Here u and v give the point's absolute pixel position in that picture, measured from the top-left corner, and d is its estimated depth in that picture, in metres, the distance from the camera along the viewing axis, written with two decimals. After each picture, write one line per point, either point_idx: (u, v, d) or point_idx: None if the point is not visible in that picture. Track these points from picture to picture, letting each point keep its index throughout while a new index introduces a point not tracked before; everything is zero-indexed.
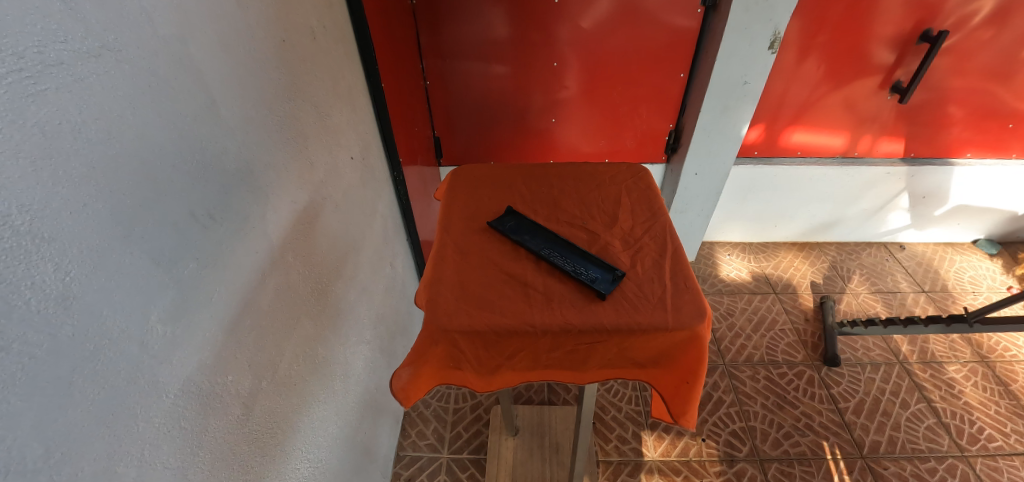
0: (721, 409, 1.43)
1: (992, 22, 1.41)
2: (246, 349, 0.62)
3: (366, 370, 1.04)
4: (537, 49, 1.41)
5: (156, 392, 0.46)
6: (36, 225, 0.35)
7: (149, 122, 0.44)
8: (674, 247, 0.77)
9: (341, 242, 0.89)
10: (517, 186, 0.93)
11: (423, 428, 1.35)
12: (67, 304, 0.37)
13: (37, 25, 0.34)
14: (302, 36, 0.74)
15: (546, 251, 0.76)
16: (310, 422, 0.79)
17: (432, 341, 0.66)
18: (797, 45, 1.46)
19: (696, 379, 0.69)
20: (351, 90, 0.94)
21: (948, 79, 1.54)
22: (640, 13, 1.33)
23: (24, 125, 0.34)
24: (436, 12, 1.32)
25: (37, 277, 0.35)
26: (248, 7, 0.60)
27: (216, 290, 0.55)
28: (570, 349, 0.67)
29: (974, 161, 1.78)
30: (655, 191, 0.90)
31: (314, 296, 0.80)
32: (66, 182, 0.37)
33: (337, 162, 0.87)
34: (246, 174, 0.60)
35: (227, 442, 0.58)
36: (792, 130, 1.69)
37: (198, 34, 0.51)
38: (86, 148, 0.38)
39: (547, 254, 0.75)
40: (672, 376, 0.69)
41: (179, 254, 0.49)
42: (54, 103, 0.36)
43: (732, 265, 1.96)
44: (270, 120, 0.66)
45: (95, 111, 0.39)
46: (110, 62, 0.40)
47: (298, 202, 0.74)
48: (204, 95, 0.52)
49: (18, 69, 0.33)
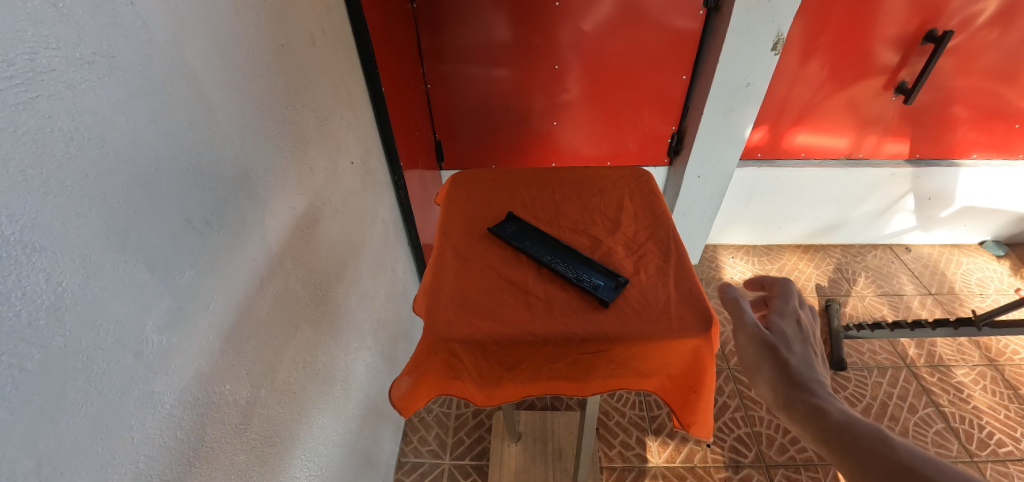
0: (726, 414, 1.42)
1: (998, 20, 1.39)
2: (244, 357, 0.61)
3: (367, 377, 1.04)
4: (537, 52, 1.41)
5: (151, 402, 0.46)
6: (26, 236, 0.34)
7: (144, 128, 0.44)
8: (678, 253, 0.76)
9: (341, 248, 0.89)
10: (519, 191, 0.92)
11: (424, 434, 1.33)
12: (60, 315, 0.37)
13: (28, 32, 0.34)
14: (301, 40, 0.73)
15: (550, 257, 0.75)
16: (309, 430, 0.78)
17: (433, 349, 0.65)
18: (800, 46, 1.44)
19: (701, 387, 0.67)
20: (351, 94, 0.93)
21: (953, 80, 1.53)
22: (641, 15, 1.32)
23: (14, 132, 0.33)
24: (436, 15, 1.32)
25: (28, 288, 0.34)
26: (246, 13, 0.60)
27: (212, 298, 0.54)
28: (573, 359, 0.66)
29: (979, 162, 1.77)
30: (658, 196, 0.89)
31: (313, 302, 0.79)
32: (59, 191, 0.36)
33: (337, 166, 0.87)
34: (243, 179, 0.59)
35: (225, 452, 0.57)
36: (795, 131, 1.67)
37: (196, 40, 0.51)
38: (80, 157, 0.38)
39: (549, 260, 0.74)
40: (676, 384, 0.68)
41: (174, 263, 0.48)
42: (43, 111, 0.35)
43: (736, 268, 1.95)
44: (268, 125, 0.65)
45: (88, 119, 0.38)
46: (104, 68, 0.40)
47: (298, 207, 0.73)
48: (200, 101, 0.51)
49: (9, 76, 0.33)
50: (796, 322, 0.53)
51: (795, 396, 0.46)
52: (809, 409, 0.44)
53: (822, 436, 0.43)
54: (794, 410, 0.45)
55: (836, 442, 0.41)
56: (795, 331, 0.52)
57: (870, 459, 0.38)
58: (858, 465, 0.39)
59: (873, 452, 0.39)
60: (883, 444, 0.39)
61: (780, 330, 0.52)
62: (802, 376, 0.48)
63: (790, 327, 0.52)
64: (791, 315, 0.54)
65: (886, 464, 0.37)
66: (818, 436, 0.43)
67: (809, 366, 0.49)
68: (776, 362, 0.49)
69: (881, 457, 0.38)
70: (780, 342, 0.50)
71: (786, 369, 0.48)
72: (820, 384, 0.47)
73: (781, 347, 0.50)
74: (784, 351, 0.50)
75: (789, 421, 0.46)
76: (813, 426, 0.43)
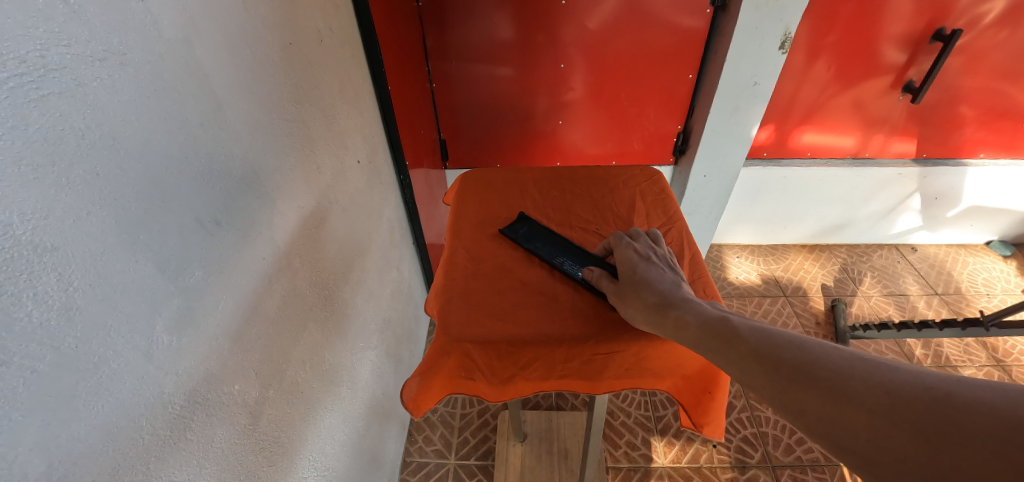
0: (732, 414, 1.41)
1: (1008, 18, 1.37)
2: (252, 357, 0.60)
3: (373, 377, 1.03)
4: (542, 51, 1.40)
5: (161, 403, 0.45)
6: (37, 235, 0.34)
7: (153, 126, 0.43)
8: (691, 253, 0.75)
9: (348, 247, 0.88)
10: (529, 191, 0.91)
11: (429, 433, 1.33)
12: (71, 315, 0.36)
13: (40, 28, 0.34)
14: (309, 39, 0.73)
15: (562, 258, 0.74)
16: (317, 430, 0.78)
17: (445, 349, 0.64)
18: (807, 45, 1.44)
19: (714, 388, 0.66)
20: (358, 93, 0.93)
21: (960, 79, 1.52)
22: (647, 14, 1.31)
23: (24, 129, 0.32)
24: (442, 14, 1.31)
25: (39, 288, 0.34)
26: (254, 11, 0.59)
27: (221, 298, 0.53)
28: (586, 358, 0.64)
29: (987, 162, 1.75)
30: (670, 195, 0.88)
31: (320, 302, 0.78)
32: (70, 190, 0.36)
33: (343, 165, 0.86)
34: (252, 178, 0.59)
35: (234, 453, 0.57)
36: (801, 131, 1.67)
37: (205, 37, 0.50)
38: (90, 155, 0.37)
39: (561, 263, 0.74)
40: (690, 383, 0.66)
41: (185, 263, 0.48)
42: (55, 108, 0.34)
43: (741, 268, 1.94)
44: (276, 124, 0.65)
45: (99, 117, 0.38)
46: (114, 66, 0.39)
47: (305, 206, 0.72)
48: (209, 99, 0.51)
49: (19, 73, 0.32)
50: (631, 252, 0.68)
51: (660, 317, 0.57)
52: (675, 324, 0.55)
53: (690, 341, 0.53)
54: (665, 330, 0.56)
55: (700, 344, 0.52)
56: (643, 266, 0.64)
57: (732, 350, 0.49)
58: (720, 353, 0.50)
59: (728, 341, 0.50)
60: (733, 331, 0.50)
61: (625, 270, 0.65)
62: (664, 298, 0.59)
63: (630, 260, 0.67)
64: (628, 250, 0.68)
65: (739, 350, 0.48)
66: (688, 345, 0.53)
67: (667, 287, 0.60)
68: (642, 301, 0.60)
69: (733, 343, 0.49)
70: (640, 282, 0.62)
71: (647, 300, 0.60)
72: (678, 296, 0.58)
73: (632, 283, 0.63)
74: (635, 284, 0.63)
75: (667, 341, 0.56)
76: (682, 337, 0.54)
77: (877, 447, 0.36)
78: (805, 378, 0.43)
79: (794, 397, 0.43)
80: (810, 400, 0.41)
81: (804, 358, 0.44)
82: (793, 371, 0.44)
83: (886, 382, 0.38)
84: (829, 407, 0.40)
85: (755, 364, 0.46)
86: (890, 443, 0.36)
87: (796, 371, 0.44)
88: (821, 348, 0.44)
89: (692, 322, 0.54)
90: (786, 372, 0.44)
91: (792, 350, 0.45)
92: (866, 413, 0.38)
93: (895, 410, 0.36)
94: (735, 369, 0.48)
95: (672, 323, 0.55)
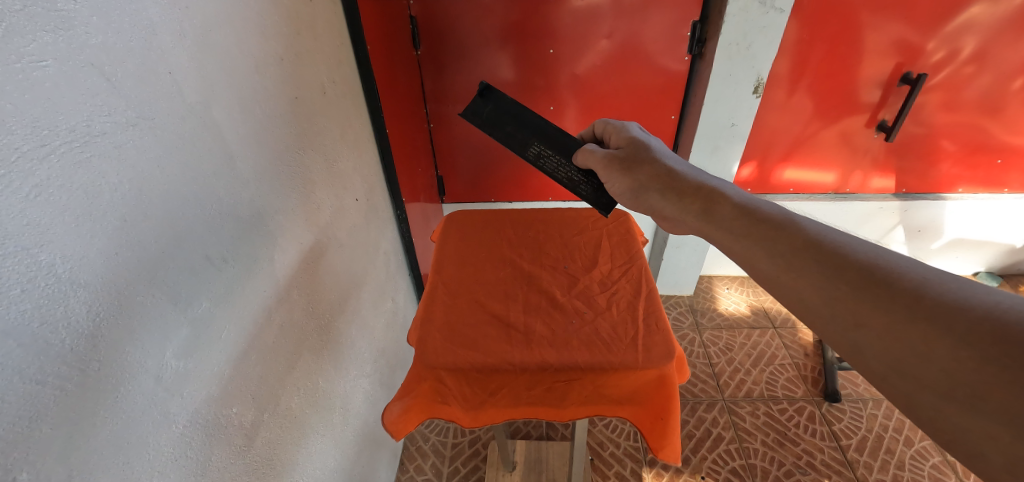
0: (721, 446, 1.42)
1: (973, 60, 1.46)
2: (250, 383, 0.66)
3: (366, 404, 1.07)
4: (538, 92, 1.49)
5: (166, 422, 0.50)
6: (75, 272, 0.40)
7: (174, 179, 0.50)
8: (647, 289, 0.82)
9: (344, 280, 0.94)
10: (506, 231, 0.98)
11: (421, 462, 1.35)
12: (95, 342, 0.42)
13: (87, 103, 0.41)
14: (313, 92, 0.82)
15: (538, 149, 0.86)
16: (308, 454, 0.82)
17: (421, 375, 0.71)
18: (785, 85, 1.53)
19: (667, 415, 0.70)
20: (358, 137, 1.02)
21: (937, 115, 1.59)
22: (631, 60, 1.41)
23: (70, 187, 0.39)
24: (439, 60, 1.42)
25: (71, 319, 0.40)
26: (265, 72, 0.68)
27: (226, 327, 0.60)
28: (548, 386, 0.70)
29: (966, 195, 1.82)
30: (633, 236, 0.94)
31: (316, 332, 0.84)
32: (102, 235, 0.42)
33: (343, 203, 0.94)
34: (257, 219, 0.66)
35: (229, 472, 0.61)
36: (783, 167, 1.75)
37: (220, 99, 0.58)
38: (121, 205, 0.44)
39: (538, 154, 0.86)
40: (643, 413, 0.71)
41: (194, 295, 0.54)
42: (96, 168, 0.41)
43: (731, 299, 1.95)
44: (281, 170, 0.72)
45: (130, 172, 0.45)
46: (145, 129, 0.47)
47: (305, 242, 0.79)
48: (222, 151, 0.58)
49: (70, 140, 0.39)
50: (628, 135, 0.79)
51: (689, 196, 0.66)
52: (704, 201, 0.65)
53: (721, 226, 0.61)
54: (694, 203, 0.65)
55: (736, 229, 0.59)
56: (646, 146, 0.76)
57: (784, 245, 0.54)
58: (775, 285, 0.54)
59: (776, 237, 0.56)
60: (789, 225, 0.56)
61: (631, 149, 0.76)
62: (674, 171, 0.70)
63: (630, 140, 0.78)
64: (625, 134, 0.80)
65: (792, 246, 0.54)
66: (721, 228, 0.61)
67: (671, 163, 0.72)
68: (668, 182, 0.69)
69: (785, 239, 0.55)
70: (651, 160, 0.73)
71: (663, 173, 0.70)
72: (685, 171, 0.70)
73: (640, 159, 0.74)
74: (644, 162, 0.73)
75: (690, 217, 0.65)
76: (709, 207, 0.64)
77: (952, 380, 0.40)
78: (865, 299, 0.46)
79: (855, 317, 0.46)
80: (874, 318, 0.45)
81: (874, 270, 0.48)
82: (857, 280, 0.48)
83: (986, 313, 0.40)
84: (897, 334, 0.43)
85: (811, 275, 0.51)
86: (971, 380, 0.39)
87: (863, 280, 0.47)
88: (895, 265, 0.48)
89: (724, 202, 0.63)
90: (846, 287, 0.48)
91: (855, 264, 0.49)
92: (951, 345, 0.40)
93: (994, 346, 0.38)
94: (777, 269, 0.54)
95: (703, 202, 0.65)
